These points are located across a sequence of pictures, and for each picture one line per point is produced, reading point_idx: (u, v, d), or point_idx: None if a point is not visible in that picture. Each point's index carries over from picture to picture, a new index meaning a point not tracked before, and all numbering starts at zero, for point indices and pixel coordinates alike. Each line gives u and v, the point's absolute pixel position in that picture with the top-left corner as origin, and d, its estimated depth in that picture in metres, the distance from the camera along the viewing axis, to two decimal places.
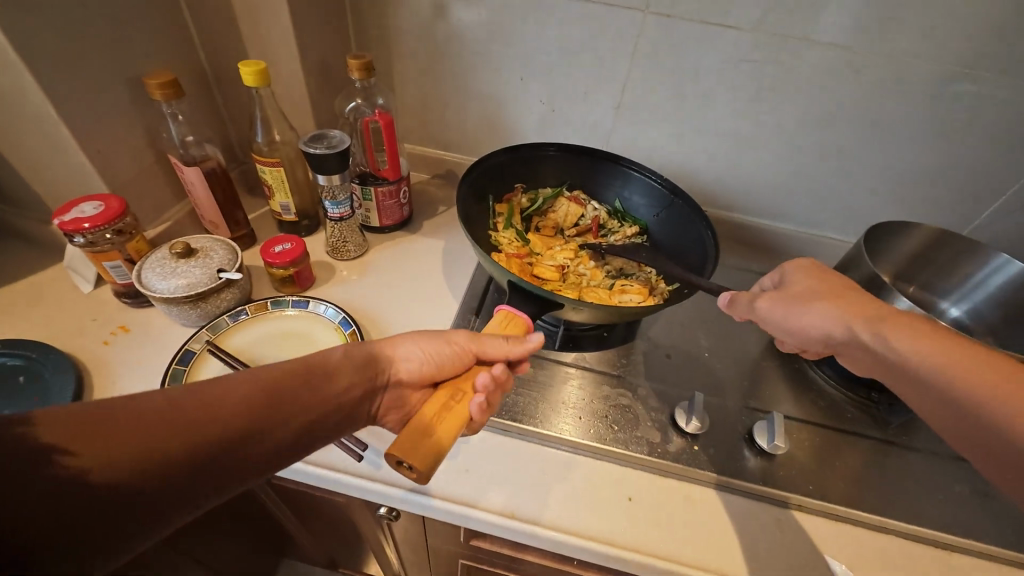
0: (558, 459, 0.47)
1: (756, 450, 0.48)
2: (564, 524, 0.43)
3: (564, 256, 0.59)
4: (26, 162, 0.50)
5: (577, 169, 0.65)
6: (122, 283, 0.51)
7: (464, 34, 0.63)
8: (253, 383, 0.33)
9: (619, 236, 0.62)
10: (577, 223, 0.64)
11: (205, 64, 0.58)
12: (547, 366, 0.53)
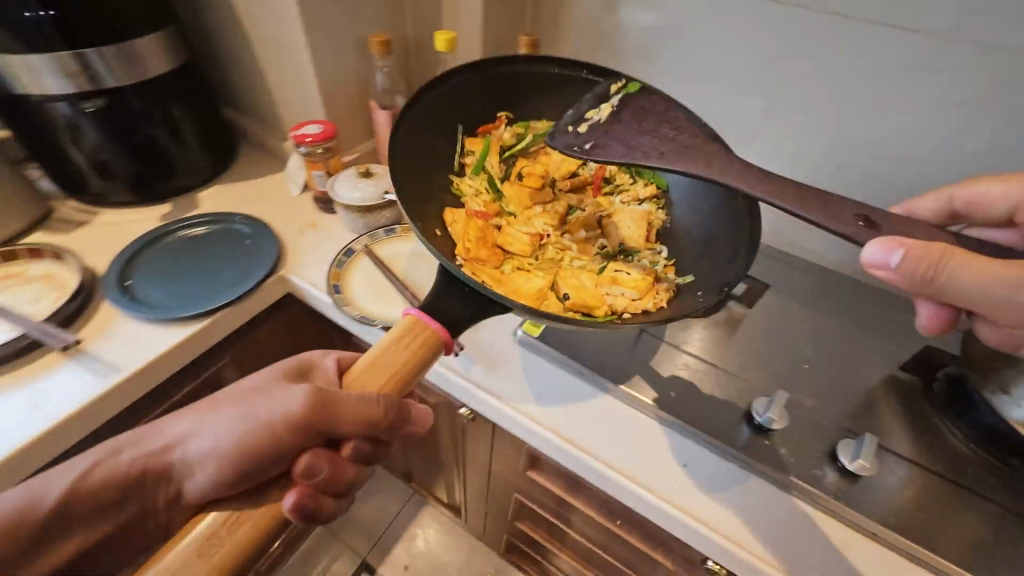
0: (621, 410, 0.50)
1: (838, 468, 0.46)
2: (615, 464, 0.47)
3: (542, 224, 0.55)
4: (280, 91, 0.68)
5: (561, 96, 0.59)
6: (320, 192, 0.67)
7: (623, 24, 0.68)
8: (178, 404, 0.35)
9: (627, 196, 0.58)
10: (571, 175, 0.60)
11: (411, 33, 0.72)
12: (652, 342, 0.56)
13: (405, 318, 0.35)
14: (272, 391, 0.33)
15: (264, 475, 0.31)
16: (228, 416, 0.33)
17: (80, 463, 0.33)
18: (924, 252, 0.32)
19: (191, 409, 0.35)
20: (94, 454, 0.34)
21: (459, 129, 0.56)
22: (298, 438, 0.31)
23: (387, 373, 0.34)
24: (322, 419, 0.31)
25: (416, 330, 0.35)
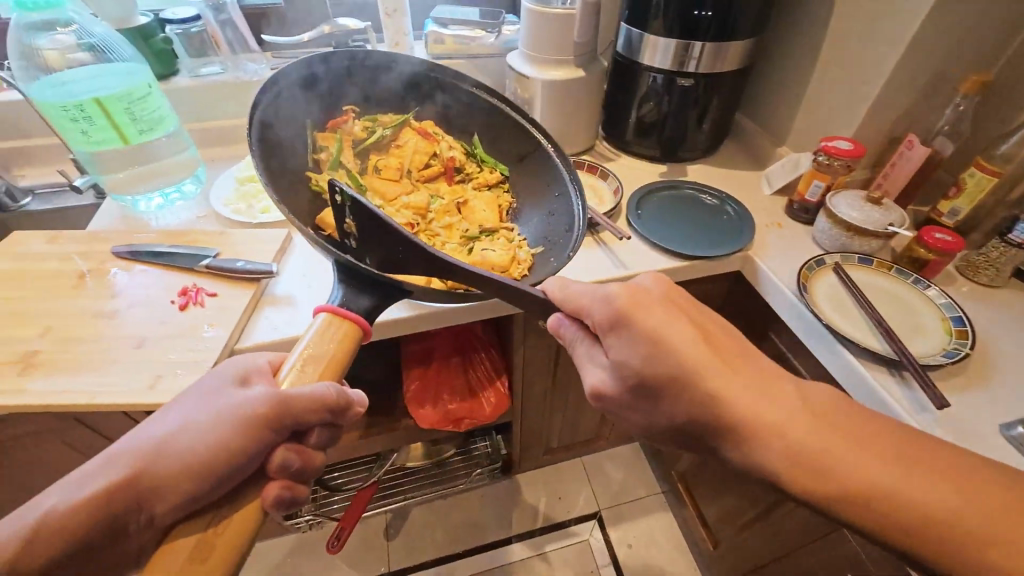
0: (811, 318, 0.67)
1: (1017, 430, 0.56)
2: (884, 387, 0.60)
3: (418, 196, 0.81)
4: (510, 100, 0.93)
5: (462, 113, 0.89)
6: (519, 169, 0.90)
7: (838, 36, 0.78)
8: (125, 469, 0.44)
9: (475, 179, 0.85)
10: (429, 156, 0.85)
11: (584, 36, 0.84)
12: (873, 262, 0.73)
13: (327, 315, 0.54)
14: (221, 390, 0.48)
15: (233, 480, 0.44)
16: (204, 415, 0.46)
17: (103, 468, 0.43)
18: (572, 332, 0.50)
19: (183, 401, 0.48)
20: (128, 460, 0.44)
21: (311, 127, 0.79)
22: (254, 432, 0.45)
23: (321, 359, 0.51)
24: (280, 409, 0.46)
25: (338, 321, 0.54)
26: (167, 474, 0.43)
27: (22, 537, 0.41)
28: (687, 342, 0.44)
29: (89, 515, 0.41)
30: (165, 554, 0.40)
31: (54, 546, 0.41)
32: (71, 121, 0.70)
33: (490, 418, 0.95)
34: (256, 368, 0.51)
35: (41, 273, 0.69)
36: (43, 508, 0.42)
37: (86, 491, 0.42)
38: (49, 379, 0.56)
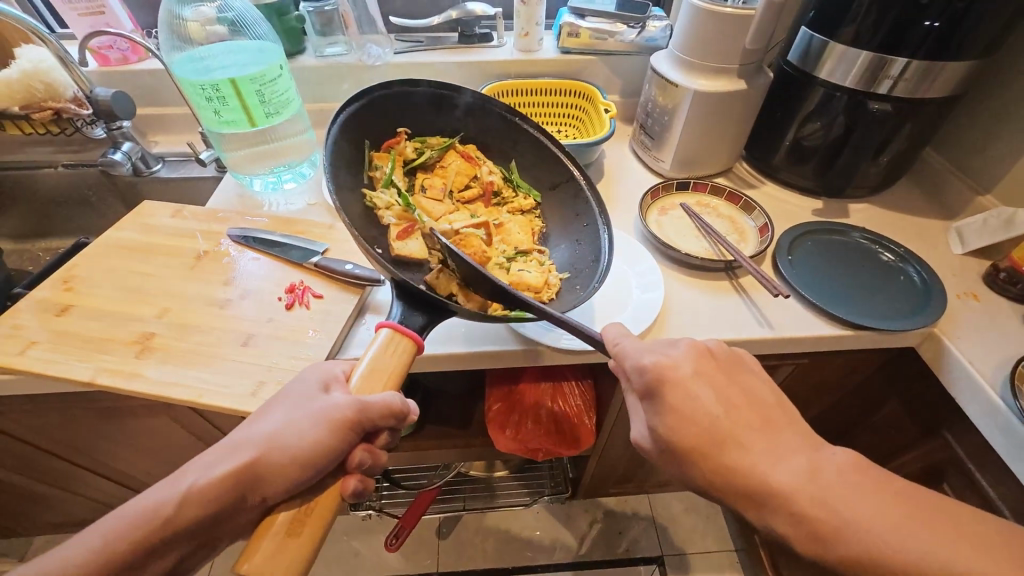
0: (1019, 428, 0.53)
1: None
2: None
3: (455, 217, 0.72)
4: (654, 113, 0.83)
5: (501, 135, 0.79)
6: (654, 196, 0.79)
7: None
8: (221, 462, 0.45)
9: (510, 204, 0.75)
10: (467, 179, 0.76)
11: (752, 48, 0.71)
12: None
13: (390, 332, 0.52)
14: (306, 392, 0.49)
15: (317, 474, 0.45)
16: (292, 415, 0.47)
17: (212, 460, 0.45)
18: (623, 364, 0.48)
19: (275, 405, 0.48)
20: (233, 454, 0.45)
21: (369, 145, 0.71)
22: (338, 434, 0.46)
23: (387, 377, 0.50)
24: (359, 414, 0.47)
25: (404, 340, 0.51)
26: (266, 469, 0.44)
27: (149, 519, 0.43)
28: (705, 424, 0.44)
29: (203, 501, 0.44)
30: (262, 535, 0.42)
31: (178, 527, 0.44)
32: (206, 100, 0.69)
33: (570, 453, 0.88)
34: (331, 370, 0.51)
35: (164, 247, 0.70)
36: (165, 490, 0.45)
37: (197, 480, 0.44)
38: (162, 366, 0.55)
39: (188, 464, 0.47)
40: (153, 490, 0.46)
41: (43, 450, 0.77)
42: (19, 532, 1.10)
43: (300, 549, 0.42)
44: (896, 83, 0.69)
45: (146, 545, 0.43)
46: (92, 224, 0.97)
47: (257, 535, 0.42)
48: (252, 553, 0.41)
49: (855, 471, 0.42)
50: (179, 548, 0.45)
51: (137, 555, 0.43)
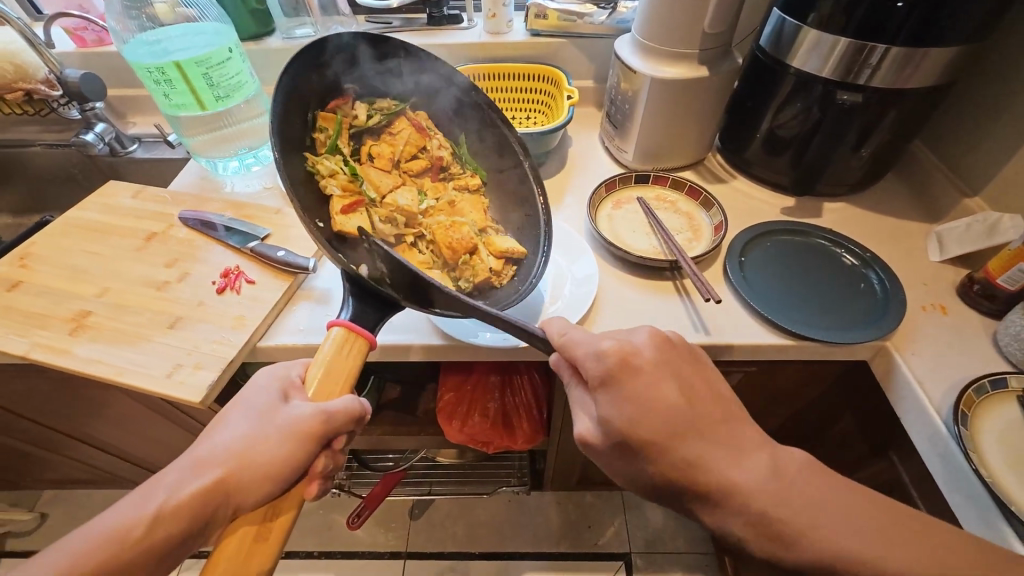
0: (953, 453, 0.49)
1: None
2: None
3: (402, 192, 0.65)
4: (616, 104, 0.80)
5: (454, 109, 0.71)
6: (609, 190, 0.76)
7: None
8: (185, 477, 0.44)
9: (457, 182, 0.69)
10: (415, 149, 0.68)
11: (712, 32, 0.66)
12: None
13: (341, 331, 0.50)
14: (267, 403, 0.47)
15: (285, 483, 0.45)
16: (255, 428, 0.46)
17: (180, 476, 0.45)
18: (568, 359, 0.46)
19: (238, 416, 0.47)
20: (201, 469, 0.44)
21: (315, 103, 0.61)
22: (304, 444, 0.45)
23: (342, 379, 0.49)
24: (323, 423, 0.46)
25: (357, 341, 0.50)
26: (234, 484, 0.44)
27: (116, 541, 0.42)
28: (665, 412, 0.41)
29: (171, 519, 0.43)
30: (229, 542, 0.42)
31: (150, 546, 0.43)
32: (155, 83, 0.70)
33: (517, 447, 0.89)
34: (287, 376, 0.50)
35: (116, 228, 0.72)
36: (132, 509, 0.43)
37: (164, 497, 0.43)
38: (91, 345, 0.57)
39: (156, 480, 0.45)
40: (120, 508, 0.44)
41: (16, 412, 0.82)
42: (20, 485, 1.19)
43: (269, 552, 0.43)
44: (872, 72, 0.63)
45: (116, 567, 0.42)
46: (71, 201, 1.00)
47: (226, 543, 0.42)
48: (222, 562, 0.41)
49: (740, 495, 0.40)
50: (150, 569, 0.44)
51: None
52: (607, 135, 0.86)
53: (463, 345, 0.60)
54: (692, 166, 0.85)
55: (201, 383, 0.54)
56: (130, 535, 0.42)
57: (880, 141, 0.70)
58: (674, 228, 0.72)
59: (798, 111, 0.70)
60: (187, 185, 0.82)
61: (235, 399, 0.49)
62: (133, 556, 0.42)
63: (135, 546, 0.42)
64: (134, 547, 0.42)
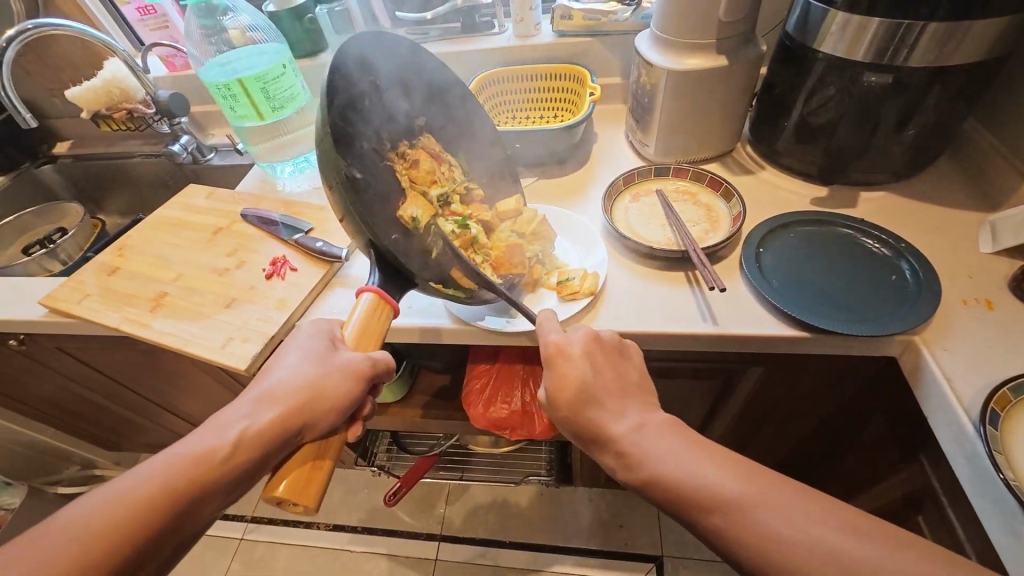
0: (979, 452, 0.46)
1: None
2: None
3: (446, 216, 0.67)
4: (638, 101, 0.80)
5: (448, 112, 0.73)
6: (625, 183, 0.77)
7: None
8: (250, 412, 0.47)
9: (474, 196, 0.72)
10: (438, 174, 0.69)
11: (727, 21, 0.66)
12: None
13: (373, 297, 0.54)
14: (320, 348, 0.52)
15: (340, 420, 0.50)
16: (314, 368, 0.50)
17: (250, 409, 0.48)
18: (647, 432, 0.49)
19: (291, 359, 0.51)
20: (268, 403, 0.48)
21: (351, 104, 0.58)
22: (358, 384, 0.50)
23: (376, 336, 0.54)
24: (371, 367, 0.52)
25: (383, 308, 0.54)
26: (300, 417, 0.48)
27: (197, 466, 0.44)
28: (578, 388, 0.48)
29: (246, 449, 0.46)
30: (292, 468, 0.47)
31: (225, 473, 0.45)
32: (223, 98, 0.81)
33: (537, 435, 0.90)
34: (330, 330, 0.54)
35: (191, 224, 0.84)
36: (208, 439, 0.46)
37: (238, 429, 0.46)
38: (166, 319, 0.68)
39: (220, 415, 0.48)
40: (193, 438, 0.46)
41: (116, 380, 0.97)
42: (121, 448, 1.38)
43: (326, 477, 0.47)
44: (909, 52, 0.58)
45: (196, 490, 0.44)
46: (162, 203, 1.16)
47: (288, 469, 0.46)
48: (288, 485, 0.45)
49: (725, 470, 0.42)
50: (217, 500, 0.46)
51: (189, 501, 0.44)
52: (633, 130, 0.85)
53: (474, 329, 0.64)
54: (718, 158, 0.84)
55: (246, 353, 0.63)
56: (207, 464, 0.45)
57: (921, 125, 0.65)
58: (691, 219, 0.72)
59: (828, 98, 0.67)
60: (249, 186, 0.93)
61: (284, 349, 0.53)
62: (208, 484, 0.45)
63: (212, 474, 0.45)
64: (210, 474, 0.45)
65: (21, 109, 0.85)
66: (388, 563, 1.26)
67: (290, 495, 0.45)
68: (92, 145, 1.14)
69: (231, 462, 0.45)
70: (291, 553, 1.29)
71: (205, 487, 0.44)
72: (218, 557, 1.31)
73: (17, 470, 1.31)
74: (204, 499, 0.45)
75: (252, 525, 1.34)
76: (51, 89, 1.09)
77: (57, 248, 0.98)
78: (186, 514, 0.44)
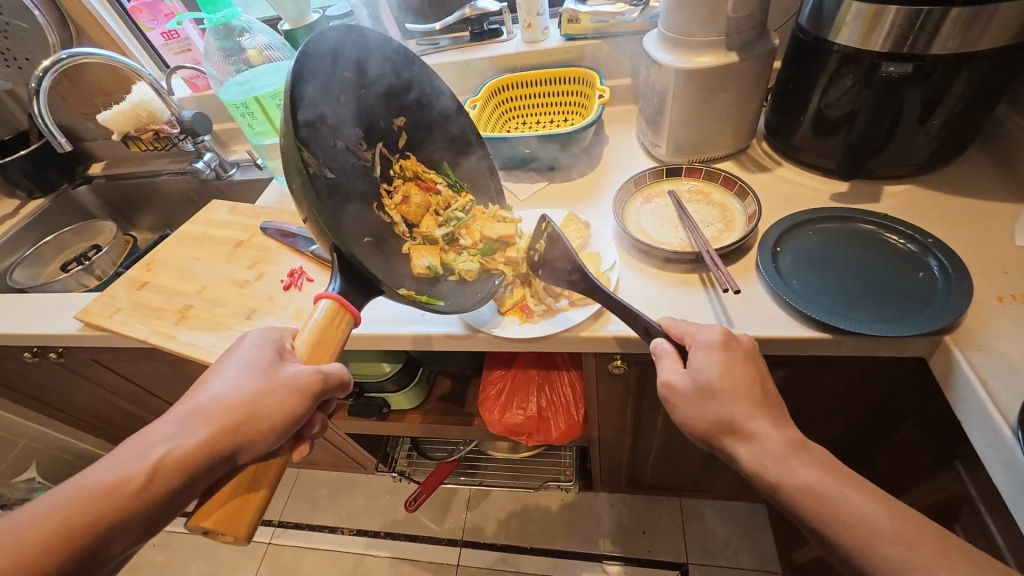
0: (1019, 458, 0.44)
1: None
2: None
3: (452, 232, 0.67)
4: (648, 103, 0.79)
5: (424, 108, 0.67)
6: (639, 183, 0.76)
7: None
8: (177, 433, 0.44)
9: (466, 202, 0.69)
10: (428, 197, 0.66)
11: (736, 15, 0.65)
12: None
13: (330, 303, 0.50)
14: (265, 359, 0.48)
15: (283, 439, 0.47)
16: (253, 384, 0.45)
17: (174, 430, 0.44)
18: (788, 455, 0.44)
19: (229, 373, 0.47)
20: (197, 424, 0.44)
21: (319, 103, 0.52)
22: (303, 401, 0.46)
23: (332, 345, 0.50)
24: (322, 383, 0.48)
25: (343, 315, 0.51)
26: (234, 439, 0.44)
27: (111, 492, 0.41)
28: (745, 381, 0.47)
29: (170, 474, 0.43)
30: (221, 492, 0.44)
31: (144, 499, 0.42)
32: (241, 116, 0.85)
33: (554, 441, 0.89)
34: (279, 339, 0.51)
35: (213, 238, 0.87)
36: (125, 464, 0.43)
37: (163, 451, 0.43)
38: (190, 331, 0.71)
39: (148, 433, 0.45)
40: (113, 459, 0.43)
41: (148, 390, 1.01)
42: None
43: (264, 497, 0.45)
44: (930, 39, 0.56)
45: (108, 519, 0.41)
46: (188, 217, 1.21)
47: (219, 490, 0.44)
48: (216, 509, 0.43)
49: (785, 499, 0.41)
50: (136, 529, 0.42)
51: (104, 529, 0.41)
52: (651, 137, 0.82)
53: (486, 336, 0.64)
54: (733, 156, 0.82)
55: None
56: (123, 489, 0.42)
57: (946, 113, 0.62)
58: (705, 220, 0.70)
59: (845, 90, 0.64)
60: (269, 197, 0.96)
61: (223, 360, 0.49)
62: (125, 511, 0.42)
63: (129, 500, 0.42)
64: (126, 500, 0.42)
65: (58, 134, 0.90)
66: (410, 567, 1.27)
67: (215, 524, 0.42)
68: (123, 166, 1.19)
69: (150, 488, 0.42)
70: (317, 557, 1.32)
71: (122, 515, 0.41)
72: (247, 560, 1.34)
73: (63, 476, 1.41)
74: (120, 528, 0.42)
75: (278, 529, 1.38)
76: (85, 113, 1.14)
77: (92, 264, 1.04)
78: (100, 542, 0.41)
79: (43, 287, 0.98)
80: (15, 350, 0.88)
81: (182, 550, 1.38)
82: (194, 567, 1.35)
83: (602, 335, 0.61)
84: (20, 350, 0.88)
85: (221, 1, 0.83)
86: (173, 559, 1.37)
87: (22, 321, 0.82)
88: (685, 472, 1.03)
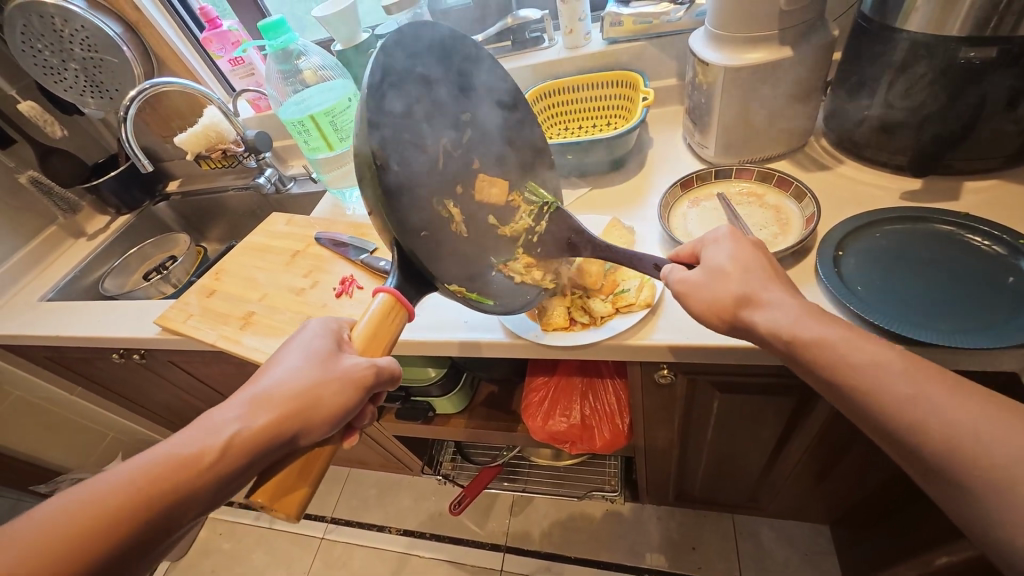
0: None
1: None
2: None
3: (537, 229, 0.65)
4: (695, 105, 0.77)
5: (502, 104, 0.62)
6: (690, 183, 0.74)
7: None
8: (244, 416, 0.45)
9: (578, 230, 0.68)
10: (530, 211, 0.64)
11: (790, 9, 0.62)
12: None
13: (387, 298, 0.51)
14: (326, 351, 0.49)
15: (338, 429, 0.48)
16: (313, 373, 0.47)
17: (235, 414, 0.45)
18: None
19: (291, 361, 0.48)
20: (263, 407, 0.45)
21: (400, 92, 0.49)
22: (358, 393, 0.47)
23: (386, 339, 0.51)
24: (375, 375, 0.48)
25: (398, 310, 0.51)
26: (296, 426, 0.45)
27: (181, 469, 0.42)
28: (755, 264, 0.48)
29: (237, 452, 0.43)
30: (280, 474, 0.45)
31: (209, 479, 0.42)
32: (299, 133, 0.91)
33: (598, 450, 0.88)
34: (339, 329, 0.52)
35: (273, 248, 0.93)
36: (193, 441, 0.43)
37: (229, 431, 0.44)
38: (253, 337, 0.76)
39: (213, 415, 0.45)
40: (178, 438, 0.44)
41: (215, 389, 1.09)
42: None
43: (309, 490, 0.46)
44: (1017, 20, 0.51)
45: (175, 498, 0.41)
46: (250, 229, 1.30)
47: (276, 473, 0.45)
48: (270, 491, 0.44)
49: None
50: (197, 509, 0.42)
51: (170, 508, 0.41)
52: (701, 139, 0.78)
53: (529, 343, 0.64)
54: (788, 154, 0.78)
55: None
56: (191, 467, 0.42)
57: None
58: (759, 223, 0.67)
59: (915, 80, 0.60)
60: (322, 207, 1.01)
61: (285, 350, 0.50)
62: (192, 491, 0.42)
63: (197, 480, 0.42)
64: (195, 480, 0.42)
65: (143, 157, 1.00)
66: (455, 570, 1.28)
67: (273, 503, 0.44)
68: (196, 183, 1.30)
69: (215, 468, 0.43)
70: (367, 554, 1.37)
71: (190, 496, 0.42)
72: (302, 554, 1.41)
73: None
74: (185, 510, 0.42)
75: (331, 525, 1.44)
76: (164, 136, 1.26)
77: (169, 274, 1.13)
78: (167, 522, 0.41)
79: (129, 294, 1.08)
80: (105, 352, 0.98)
81: (244, 540, 1.47)
82: (255, 558, 1.43)
83: (648, 343, 0.60)
84: (110, 351, 0.97)
85: (281, 28, 0.89)
86: (237, 548, 1.46)
87: (112, 326, 0.91)
88: (739, 486, 0.97)
